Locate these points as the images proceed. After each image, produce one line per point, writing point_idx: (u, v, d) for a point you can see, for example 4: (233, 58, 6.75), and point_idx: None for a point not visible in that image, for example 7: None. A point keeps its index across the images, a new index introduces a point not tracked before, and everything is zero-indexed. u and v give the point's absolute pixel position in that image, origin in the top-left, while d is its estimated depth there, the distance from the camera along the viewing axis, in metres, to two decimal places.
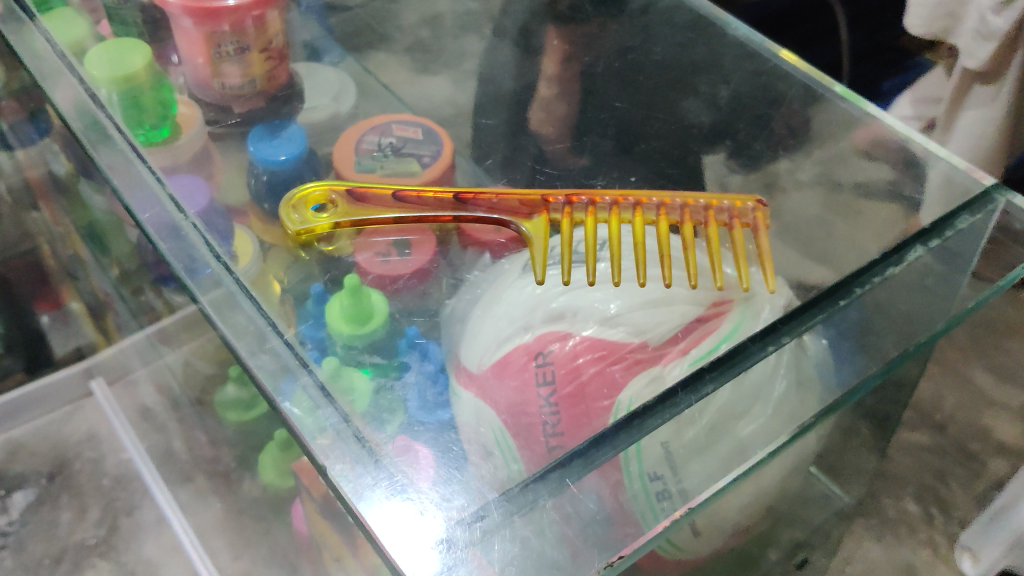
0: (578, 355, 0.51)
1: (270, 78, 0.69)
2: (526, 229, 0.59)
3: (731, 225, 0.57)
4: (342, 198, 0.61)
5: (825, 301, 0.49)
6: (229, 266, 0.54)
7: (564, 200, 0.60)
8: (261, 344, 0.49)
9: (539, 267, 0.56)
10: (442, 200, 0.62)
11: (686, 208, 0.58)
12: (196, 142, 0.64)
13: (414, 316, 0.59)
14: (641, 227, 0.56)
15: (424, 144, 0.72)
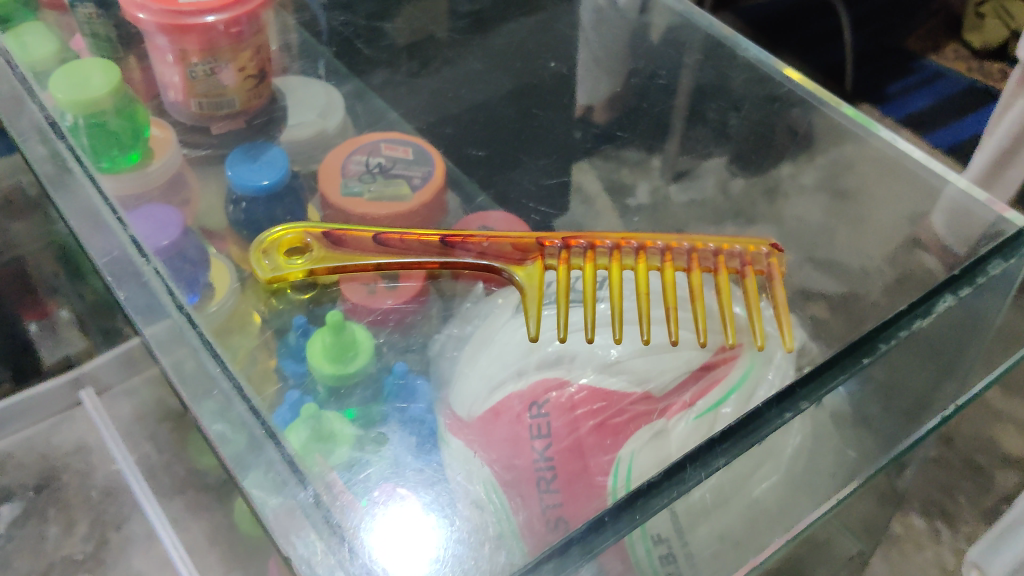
0: (573, 406, 0.48)
1: (251, 99, 0.66)
2: (520, 278, 0.54)
3: (744, 271, 0.52)
4: (318, 242, 0.57)
5: (848, 358, 0.44)
6: (190, 314, 0.50)
7: (561, 243, 0.54)
8: (226, 408, 0.45)
9: (534, 315, 0.52)
10: (427, 245, 0.57)
11: (694, 253, 0.52)
12: (171, 166, 0.61)
13: (406, 352, 0.55)
14: (644, 275, 0.51)
15: (414, 164, 0.69)
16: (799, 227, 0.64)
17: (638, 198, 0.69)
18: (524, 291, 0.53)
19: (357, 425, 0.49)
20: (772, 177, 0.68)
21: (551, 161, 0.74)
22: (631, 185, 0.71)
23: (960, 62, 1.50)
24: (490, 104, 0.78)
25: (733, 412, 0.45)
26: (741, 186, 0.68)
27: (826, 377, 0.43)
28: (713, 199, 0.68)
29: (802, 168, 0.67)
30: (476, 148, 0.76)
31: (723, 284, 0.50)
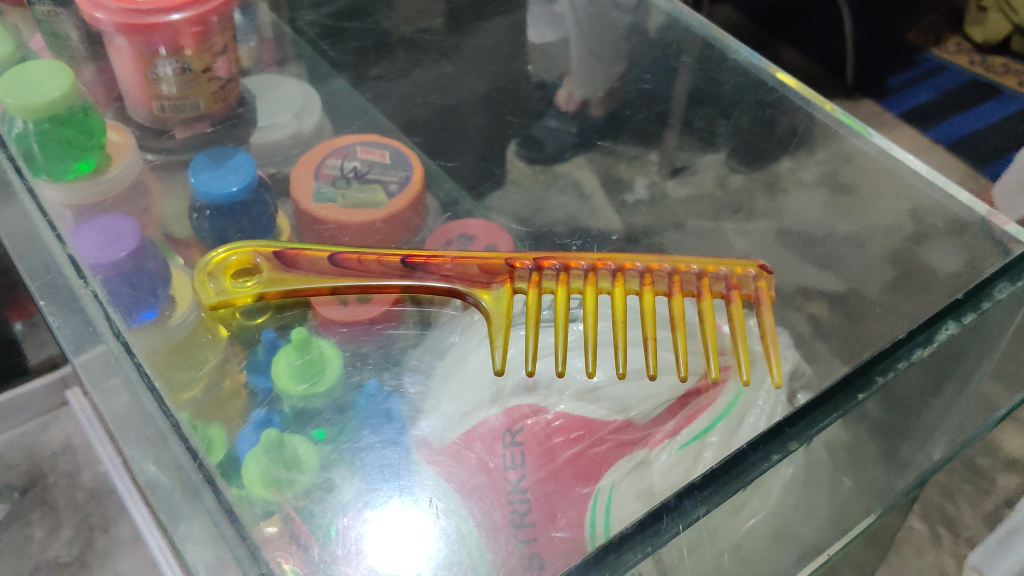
0: (552, 433, 0.45)
1: (213, 104, 0.63)
2: (489, 306, 0.49)
3: (730, 297, 0.46)
4: (269, 263, 0.52)
5: (841, 393, 0.40)
6: (129, 347, 0.48)
7: (532, 264, 0.49)
8: (160, 451, 0.43)
9: (501, 343, 0.47)
10: (387, 266, 0.52)
11: (675, 277, 0.47)
12: (128, 172, 0.58)
13: (377, 367, 0.51)
14: (621, 302, 0.46)
15: (391, 168, 0.65)
16: (798, 221, 0.64)
17: (635, 193, 0.69)
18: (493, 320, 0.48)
19: (322, 447, 0.46)
20: (771, 172, 0.67)
21: (532, 172, 0.70)
22: (628, 177, 0.70)
23: (961, 55, 1.45)
24: (462, 110, 0.74)
25: (715, 454, 0.43)
26: (740, 181, 0.68)
27: (818, 416, 0.39)
28: (711, 193, 0.68)
29: (802, 163, 0.66)
30: (449, 159, 0.71)
31: (706, 316, 0.44)
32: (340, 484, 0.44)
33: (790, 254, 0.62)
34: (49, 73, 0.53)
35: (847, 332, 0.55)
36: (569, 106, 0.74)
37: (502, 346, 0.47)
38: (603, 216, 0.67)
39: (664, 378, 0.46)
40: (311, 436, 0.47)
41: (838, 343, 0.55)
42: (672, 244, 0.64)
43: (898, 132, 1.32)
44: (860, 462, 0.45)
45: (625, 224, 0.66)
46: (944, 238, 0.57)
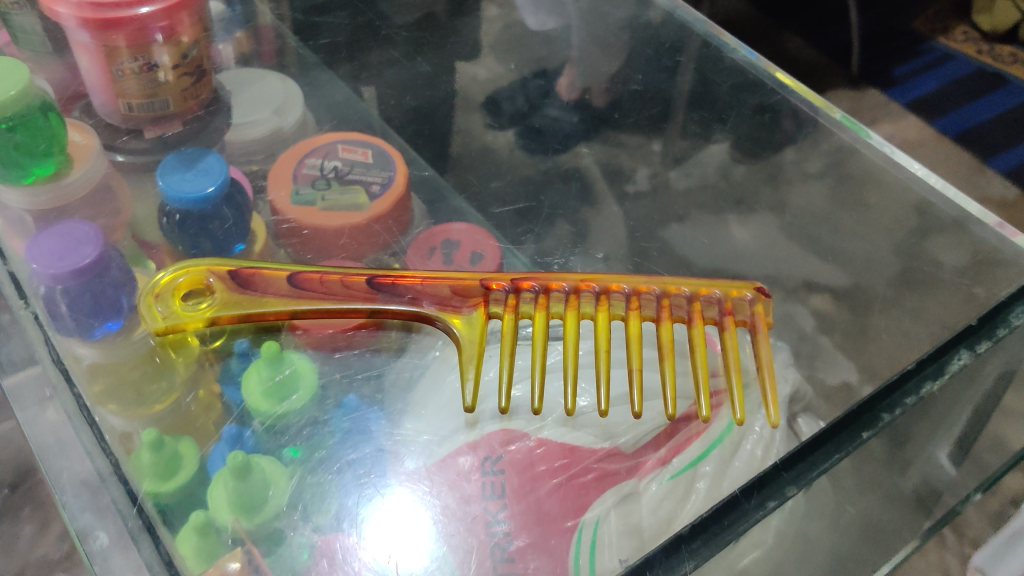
0: (538, 460, 0.42)
1: (185, 101, 0.60)
2: (462, 335, 0.45)
3: (722, 323, 0.43)
4: (223, 282, 0.47)
5: (845, 433, 0.37)
6: (69, 375, 0.47)
7: (510, 287, 0.45)
8: (96, 494, 0.42)
9: (472, 376, 0.43)
10: (354, 289, 0.47)
11: (663, 301, 0.44)
12: (93, 176, 0.56)
13: (357, 382, 0.47)
14: (605, 330, 0.43)
15: (373, 168, 0.62)
16: (800, 213, 0.64)
17: (636, 183, 0.69)
18: (466, 351, 0.44)
19: (291, 468, 0.43)
20: (775, 162, 0.66)
21: (534, 163, 0.70)
22: (630, 169, 0.70)
23: (969, 44, 1.40)
24: (440, 115, 0.72)
25: (707, 486, 0.41)
26: (744, 173, 0.68)
27: (821, 456, 0.36)
28: (714, 184, 0.68)
29: (806, 154, 0.65)
30: (422, 168, 0.69)
31: (697, 347, 0.41)
32: (312, 513, 0.41)
33: (796, 248, 0.62)
34: (4, 71, 0.50)
35: (853, 327, 0.56)
36: (572, 94, 0.73)
37: (473, 378, 0.43)
38: (605, 208, 0.68)
39: (652, 406, 0.43)
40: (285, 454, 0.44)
41: (841, 335, 0.57)
42: (676, 239, 0.66)
43: (904, 122, 1.28)
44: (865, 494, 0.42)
45: (626, 215, 0.68)
46: (948, 234, 0.56)
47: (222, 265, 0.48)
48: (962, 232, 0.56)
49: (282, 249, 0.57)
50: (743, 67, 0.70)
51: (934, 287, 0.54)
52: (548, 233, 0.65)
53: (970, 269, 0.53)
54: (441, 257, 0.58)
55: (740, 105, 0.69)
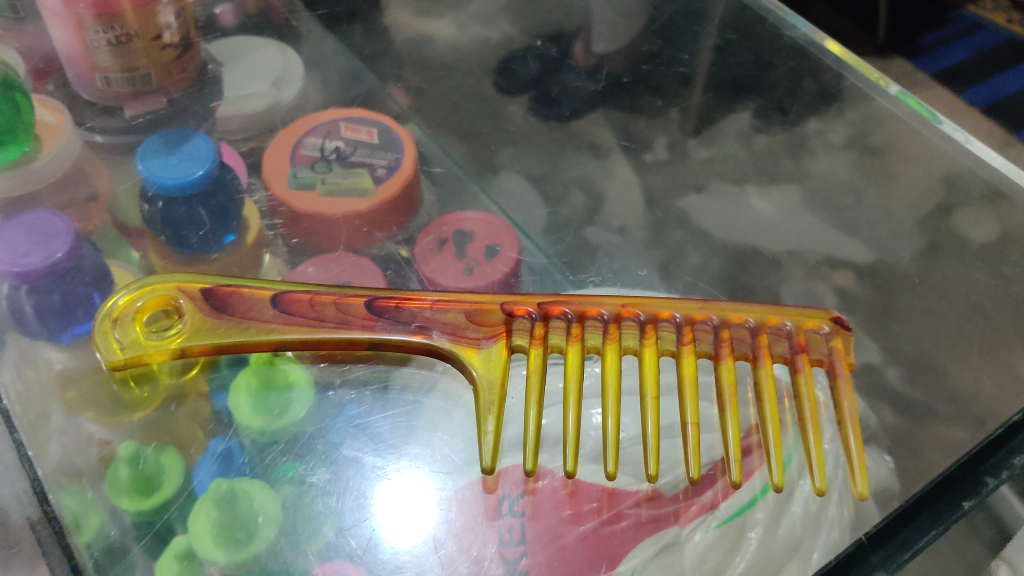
0: (564, 515, 0.36)
1: (171, 76, 0.56)
2: (480, 375, 0.37)
3: (794, 364, 0.37)
4: (194, 303, 0.39)
5: (942, 503, 0.34)
6: (9, 420, 0.41)
7: (537, 313, 0.38)
8: (35, 559, 0.37)
9: (492, 430, 0.36)
10: (347, 314, 0.39)
11: (724, 335, 0.38)
12: (64, 159, 0.50)
13: (362, 388, 0.41)
14: (651, 370, 0.37)
15: (378, 149, 0.56)
16: (825, 184, 0.58)
17: (654, 152, 0.62)
18: (485, 395, 0.37)
19: (281, 496, 0.38)
20: (797, 133, 0.61)
21: (547, 129, 0.64)
22: (646, 136, 0.63)
23: (999, 13, 1.06)
24: (453, 101, 0.65)
25: (760, 536, 0.35)
26: (764, 143, 0.62)
27: (919, 529, 0.33)
28: (736, 156, 0.61)
29: (830, 124, 0.60)
30: (432, 160, 0.61)
31: (766, 397, 0.36)
32: (301, 550, 0.36)
33: (817, 220, 0.57)
34: None
35: (875, 305, 0.51)
36: (587, 61, 0.66)
37: (492, 431, 0.36)
38: (617, 177, 0.62)
39: (708, 438, 0.37)
40: (281, 471, 0.39)
41: (864, 313, 0.51)
42: (695, 212, 0.60)
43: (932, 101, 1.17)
44: (955, 549, 0.35)
45: (643, 186, 0.61)
46: (976, 206, 0.53)
47: (189, 280, 0.40)
48: (994, 205, 0.53)
49: (281, 237, 0.52)
50: (805, 47, 0.64)
51: (957, 266, 0.51)
52: (561, 205, 0.61)
53: (995, 245, 0.51)
54: (453, 249, 0.52)
55: (767, 76, 0.64)
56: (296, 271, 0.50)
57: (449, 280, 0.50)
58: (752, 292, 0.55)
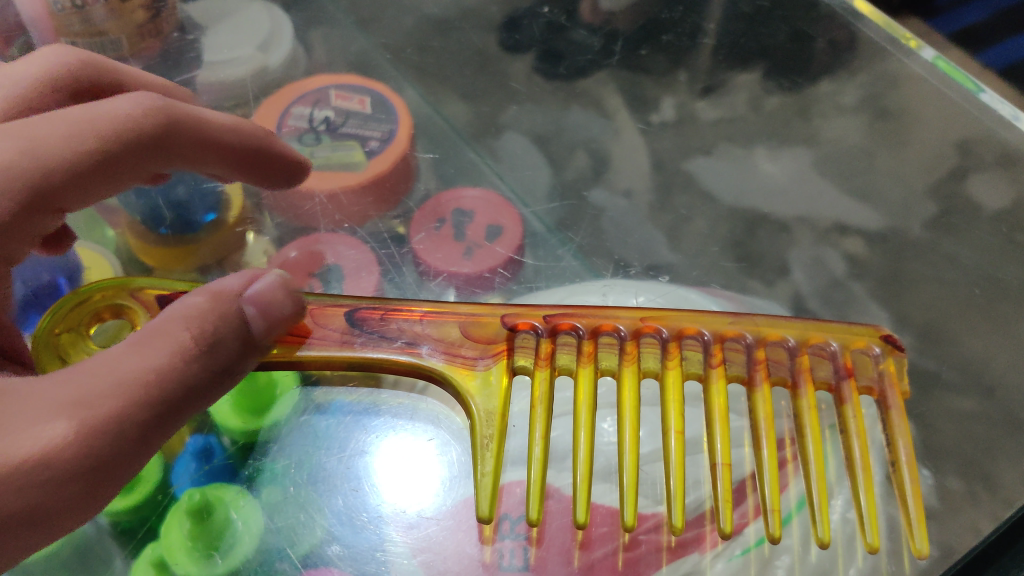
0: (574, 546, 0.33)
1: (141, 40, 0.53)
2: (477, 405, 0.33)
3: (840, 392, 0.33)
4: (148, 314, 0.34)
5: (1007, 557, 0.33)
6: None
7: (544, 328, 0.35)
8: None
9: (490, 472, 0.32)
10: (325, 328, 0.34)
11: (759, 355, 0.34)
12: None
13: (347, 405, 0.38)
14: (675, 399, 0.33)
15: (372, 119, 0.52)
16: (837, 148, 0.54)
17: (661, 114, 0.58)
18: (482, 418, 0.33)
19: (266, 511, 0.35)
20: (807, 95, 0.57)
21: (552, 88, 0.59)
22: (654, 97, 0.58)
23: None
24: (451, 59, 0.61)
25: (789, 567, 0.32)
26: (775, 104, 0.57)
27: None
28: (745, 117, 0.56)
29: (842, 86, 0.56)
30: (427, 125, 0.58)
31: (808, 431, 0.32)
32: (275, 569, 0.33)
33: (827, 185, 0.52)
34: None
35: (886, 272, 0.47)
36: (594, 17, 0.62)
37: (490, 473, 0.32)
38: (624, 139, 0.57)
39: (736, 453, 0.34)
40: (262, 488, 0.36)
41: (876, 281, 0.47)
42: (704, 174, 0.54)
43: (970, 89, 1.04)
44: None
45: (649, 146, 0.56)
46: (992, 171, 0.50)
47: (131, 283, 0.35)
48: (1008, 168, 0.50)
49: (269, 215, 0.49)
50: (840, 14, 0.60)
51: (972, 227, 0.48)
52: (565, 166, 0.56)
53: (1011, 213, 0.48)
54: (451, 232, 0.49)
55: (780, 33, 0.60)
56: (279, 253, 0.47)
57: (449, 263, 0.47)
58: (759, 259, 0.50)
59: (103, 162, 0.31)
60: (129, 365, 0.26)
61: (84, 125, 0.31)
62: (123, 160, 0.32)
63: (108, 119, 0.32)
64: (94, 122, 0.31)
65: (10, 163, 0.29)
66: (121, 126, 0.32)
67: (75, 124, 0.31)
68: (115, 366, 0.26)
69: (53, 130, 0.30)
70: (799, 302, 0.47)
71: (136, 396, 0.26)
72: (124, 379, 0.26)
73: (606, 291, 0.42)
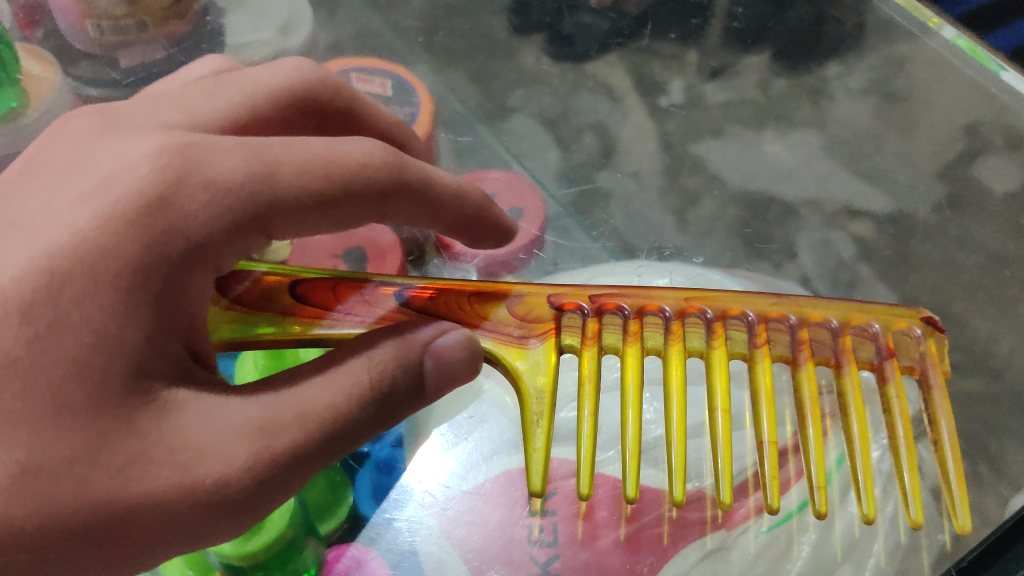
0: (621, 519, 0.33)
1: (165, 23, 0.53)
2: (525, 385, 0.31)
3: (882, 371, 0.31)
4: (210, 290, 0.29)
5: None
6: None
7: (591, 307, 0.32)
8: None
9: (542, 448, 0.30)
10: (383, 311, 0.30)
11: (806, 338, 0.32)
12: (55, 113, 0.48)
13: None
14: (721, 377, 0.31)
15: (392, 102, 0.52)
16: (844, 130, 0.54)
17: (670, 96, 0.58)
18: (530, 395, 0.31)
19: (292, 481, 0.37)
20: (817, 77, 0.57)
21: (561, 70, 0.60)
22: (662, 80, 0.59)
23: None
24: (464, 41, 0.62)
25: (816, 542, 0.32)
26: (784, 86, 0.57)
27: None
28: (753, 99, 0.57)
29: (851, 67, 0.56)
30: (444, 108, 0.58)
31: (852, 412, 0.31)
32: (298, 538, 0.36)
33: (838, 167, 0.53)
34: None
35: (894, 254, 0.48)
36: None
37: (541, 448, 0.30)
38: (632, 121, 0.57)
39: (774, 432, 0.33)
40: None
41: (884, 263, 0.48)
42: (712, 157, 0.55)
43: None
44: None
45: (659, 130, 0.57)
46: (1000, 153, 0.49)
47: None
48: (1015, 150, 0.49)
49: None
50: None
51: (981, 211, 0.48)
52: (574, 148, 0.57)
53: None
54: None
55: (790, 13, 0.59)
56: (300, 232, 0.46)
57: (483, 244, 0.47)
58: (768, 240, 0.50)
59: (325, 200, 0.27)
60: (309, 396, 0.25)
61: (316, 162, 0.27)
62: (348, 204, 0.28)
63: (343, 156, 0.28)
64: (328, 160, 0.27)
65: (238, 183, 0.25)
66: (356, 168, 0.28)
67: (308, 159, 0.27)
68: (296, 395, 0.25)
69: (290, 161, 0.27)
70: (806, 282, 0.48)
71: (311, 432, 0.24)
72: (302, 411, 0.24)
73: (640, 270, 0.42)
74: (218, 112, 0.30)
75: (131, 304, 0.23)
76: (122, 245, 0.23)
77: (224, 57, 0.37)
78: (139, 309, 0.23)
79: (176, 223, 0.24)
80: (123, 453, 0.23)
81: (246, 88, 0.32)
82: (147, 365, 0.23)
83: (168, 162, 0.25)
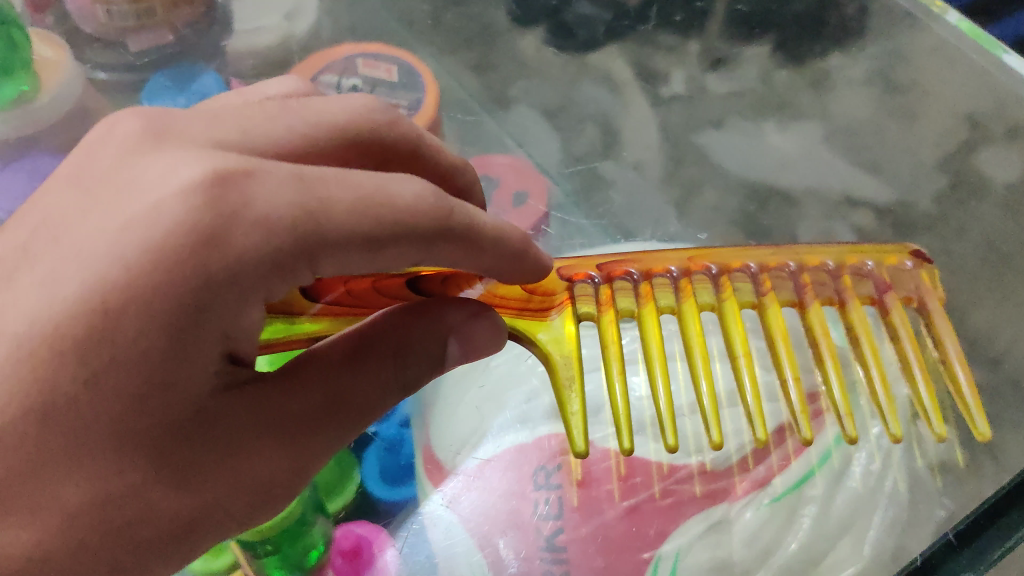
0: (623, 493, 0.34)
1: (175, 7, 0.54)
2: (549, 354, 0.32)
3: (885, 303, 0.33)
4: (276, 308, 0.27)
5: None
6: None
7: (601, 275, 0.33)
8: None
9: (577, 411, 0.31)
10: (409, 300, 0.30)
11: (811, 282, 0.34)
12: (65, 99, 0.50)
13: None
14: (737, 327, 0.32)
15: (398, 87, 0.53)
16: None
17: (672, 87, 0.57)
18: (559, 363, 0.32)
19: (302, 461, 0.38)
20: None
21: (563, 61, 0.60)
22: (664, 71, 0.57)
23: None
24: (468, 32, 0.63)
25: (815, 515, 0.33)
26: None
27: None
28: None
29: None
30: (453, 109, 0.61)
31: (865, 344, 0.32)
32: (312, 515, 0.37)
33: None
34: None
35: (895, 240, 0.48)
36: None
37: (577, 410, 0.31)
38: (634, 113, 0.58)
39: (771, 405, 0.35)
40: None
41: None
42: (713, 148, 0.56)
43: None
44: None
45: (660, 122, 0.58)
46: None
47: None
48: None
49: None
50: None
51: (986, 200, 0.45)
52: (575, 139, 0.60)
53: None
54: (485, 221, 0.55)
55: None
56: None
57: None
58: (764, 234, 0.53)
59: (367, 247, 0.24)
60: (354, 387, 0.26)
61: (365, 208, 0.24)
62: (395, 251, 0.25)
63: (392, 198, 0.24)
64: (376, 203, 0.24)
65: (283, 227, 0.23)
66: (406, 215, 0.25)
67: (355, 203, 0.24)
68: (337, 388, 0.26)
69: (340, 203, 0.23)
70: None
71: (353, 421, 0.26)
72: (348, 399, 0.26)
73: None
74: (278, 140, 0.26)
75: (179, 342, 0.22)
76: (176, 289, 0.22)
77: (303, 80, 0.34)
78: (185, 348, 0.22)
79: (228, 262, 0.22)
80: (184, 470, 0.23)
81: (310, 112, 0.27)
82: (194, 394, 0.23)
83: (218, 195, 0.22)
